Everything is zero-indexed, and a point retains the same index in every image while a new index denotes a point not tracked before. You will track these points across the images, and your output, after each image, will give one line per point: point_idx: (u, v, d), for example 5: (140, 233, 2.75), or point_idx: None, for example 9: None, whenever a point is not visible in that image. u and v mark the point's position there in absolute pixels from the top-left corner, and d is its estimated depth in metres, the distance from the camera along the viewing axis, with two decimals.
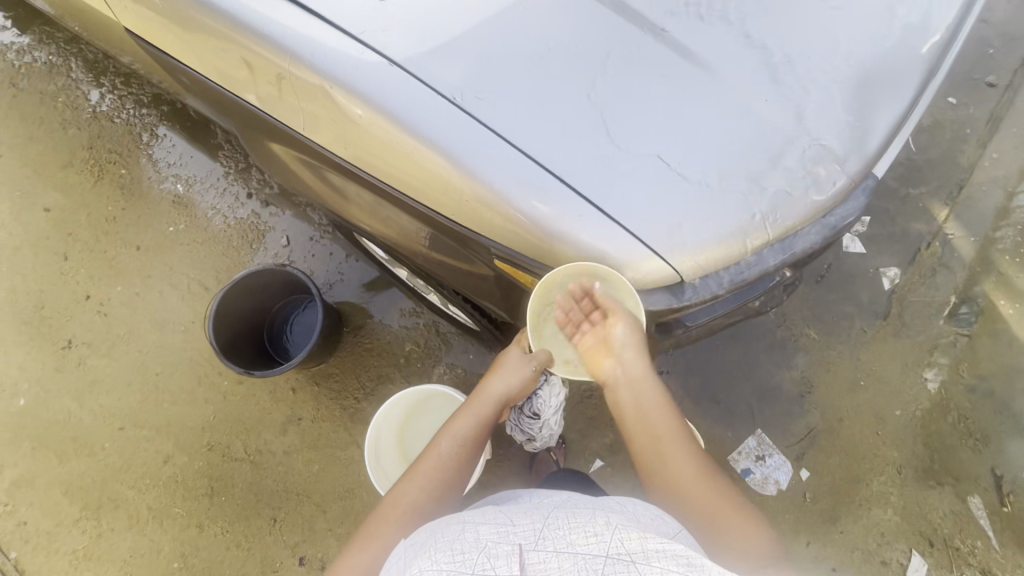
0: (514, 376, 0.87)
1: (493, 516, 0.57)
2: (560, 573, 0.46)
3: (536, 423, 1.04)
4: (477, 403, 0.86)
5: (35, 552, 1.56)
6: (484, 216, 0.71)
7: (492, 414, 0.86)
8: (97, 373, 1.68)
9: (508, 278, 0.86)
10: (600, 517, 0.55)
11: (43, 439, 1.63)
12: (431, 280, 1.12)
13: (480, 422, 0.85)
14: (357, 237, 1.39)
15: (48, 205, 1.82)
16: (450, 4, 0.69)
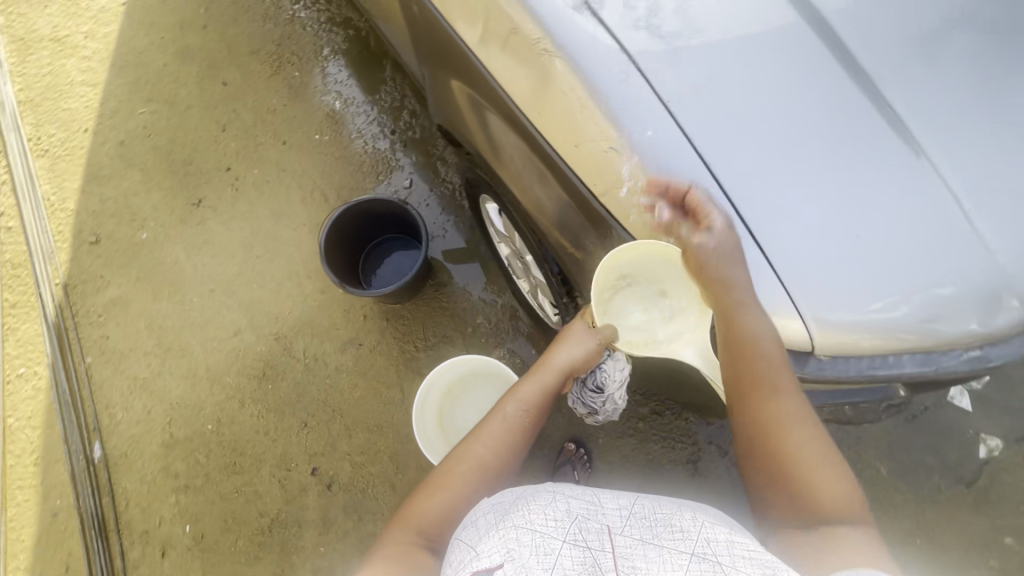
0: (576, 348, 0.89)
1: (582, 489, 0.65)
2: (644, 563, 0.54)
3: (598, 396, 0.99)
4: (541, 372, 0.89)
5: (103, 365, 1.72)
6: None
7: (556, 382, 0.89)
8: (211, 236, 1.83)
9: None
10: (685, 511, 0.62)
11: (147, 273, 1.80)
12: (543, 263, 1.15)
13: (542, 388, 0.87)
14: (481, 201, 1.45)
15: (227, 80, 2.02)
16: (694, 14, 0.71)
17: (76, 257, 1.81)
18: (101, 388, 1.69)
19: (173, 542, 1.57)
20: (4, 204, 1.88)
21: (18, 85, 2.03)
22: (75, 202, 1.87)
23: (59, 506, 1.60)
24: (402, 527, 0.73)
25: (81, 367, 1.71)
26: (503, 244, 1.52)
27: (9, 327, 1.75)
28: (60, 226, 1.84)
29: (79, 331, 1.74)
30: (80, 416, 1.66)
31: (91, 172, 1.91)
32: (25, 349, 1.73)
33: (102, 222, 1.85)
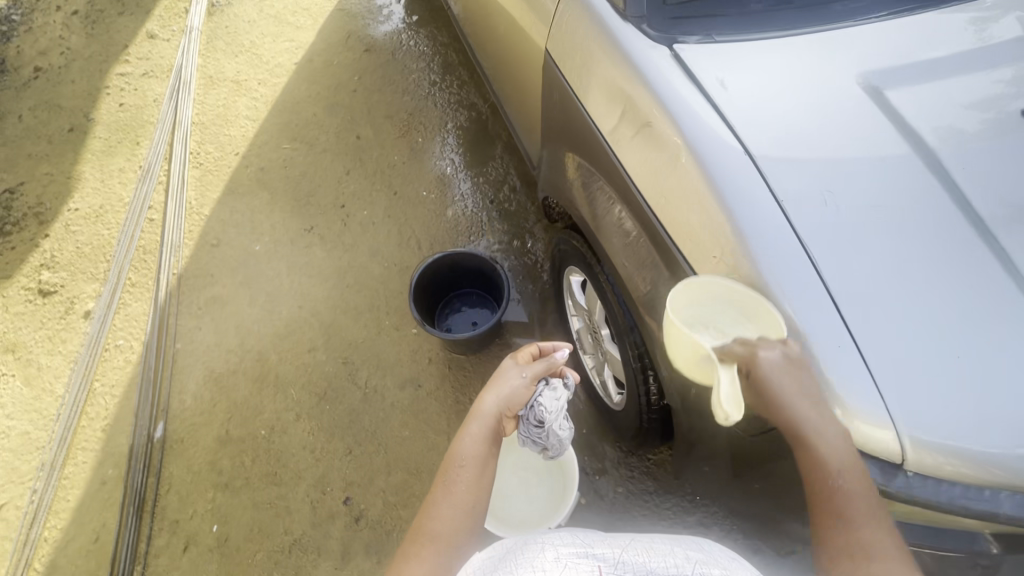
0: (503, 392, 0.97)
1: (569, 538, 0.64)
2: None
3: (539, 429, 1.08)
4: (473, 424, 0.92)
5: (189, 354, 1.85)
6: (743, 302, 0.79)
7: (490, 428, 0.92)
8: (312, 259, 2.02)
9: None
10: (679, 550, 0.62)
11: (250, 280, 1.99)
12: (621, 337, 1.19)
13: (481, 435, 0.90)
14: (566, 272, 1.54)
15: (361, 134, 2.33)
16: (814, 133, 0.80)
17: (196, 254, 2.04)
18: (181, 373, 1.82)
19: (197, 538, 1.57)
20: (154, 199, 2.18)
21: (196, 110, 2.44)
22: (210, 209, 2.15)
23: (108, 476, 1.66)
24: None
25: (170, 351, 1.85)
26: (578, 317, 1.58)
27: (123, 302, 1.96)
28: (192, 226, 2.11)
29: (179, 318, 1.92)
30: (155, 394, 1.78)
31: (231, 187, 2.20)
32: (130, 324, 1.91)
33: (227, 230, 2.10)
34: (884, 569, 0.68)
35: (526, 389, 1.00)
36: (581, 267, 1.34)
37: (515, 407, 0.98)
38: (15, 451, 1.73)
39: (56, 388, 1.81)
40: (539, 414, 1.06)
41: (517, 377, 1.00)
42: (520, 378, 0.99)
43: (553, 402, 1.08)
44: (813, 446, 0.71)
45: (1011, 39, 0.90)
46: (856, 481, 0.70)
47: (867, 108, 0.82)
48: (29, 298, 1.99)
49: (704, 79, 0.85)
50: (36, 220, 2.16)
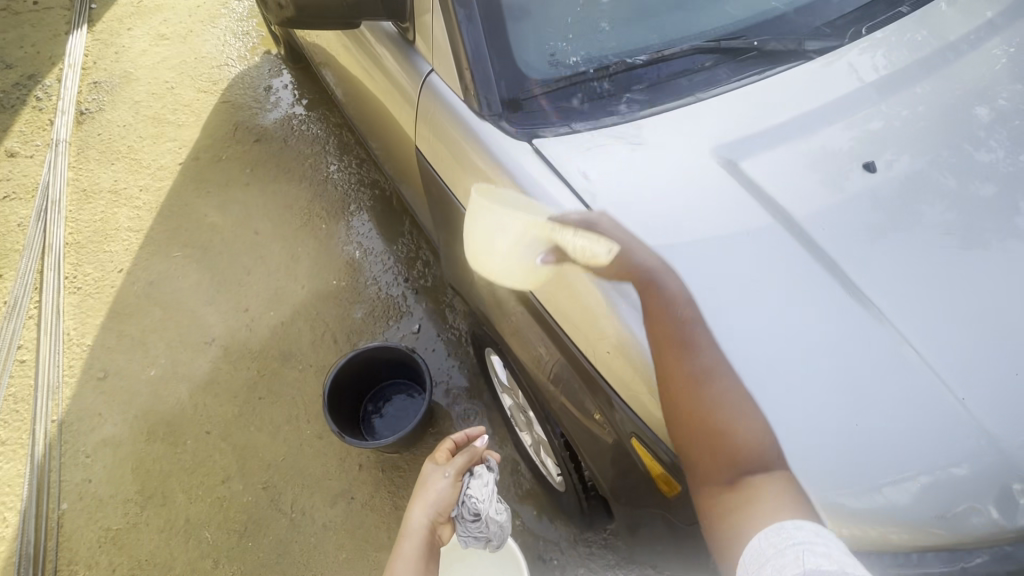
0: (431, 501, 0.91)
1: None
2: None
3: (478, 524, 0.99)
4: (404, 545, 0.86)
5: (79, 513, 1.61)
6: (644, 395, 0.76)
7: (424, 545, 0.87)
8: (217, 375, 1.85)
9: (634, 458, 0.85)
10: None
11: (146, 411, 1.78)
12: (546, 424, 1.13)
13: (413, 559, 0.84)
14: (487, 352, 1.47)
15: (259, 229, 2.21)
16: (678, 215, 0.80)
17: (79, 393, 1.81)
18: (69, 538, 1.57)
19: None
20: (25, 337, 1.94)
21: (69, 229, 2.23)
22: (93, 337, 1.93)
23: None
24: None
25: (54, 514, 1.60)
26: (507, 395, 1.51)
27: None
28: (72, 360, 1.88)
29: (62, 472, 1.67)
30: (37, 572, 1.51)
31: (117, 309, 2.00)
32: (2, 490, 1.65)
33: (114, 358, 1.88)
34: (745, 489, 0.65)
35: (455, 489, 0.94)
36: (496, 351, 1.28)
37: (445, 510, 0.92)
38: None
39: None
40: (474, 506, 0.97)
41: (442, 479, 0.93)
42: (444, 477, 0.93)
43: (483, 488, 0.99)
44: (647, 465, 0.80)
45: (847, 91, 0.95)
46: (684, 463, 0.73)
47: (725, 182, 0.83)
48: None
49: (567, 173, 0.84)
50: None
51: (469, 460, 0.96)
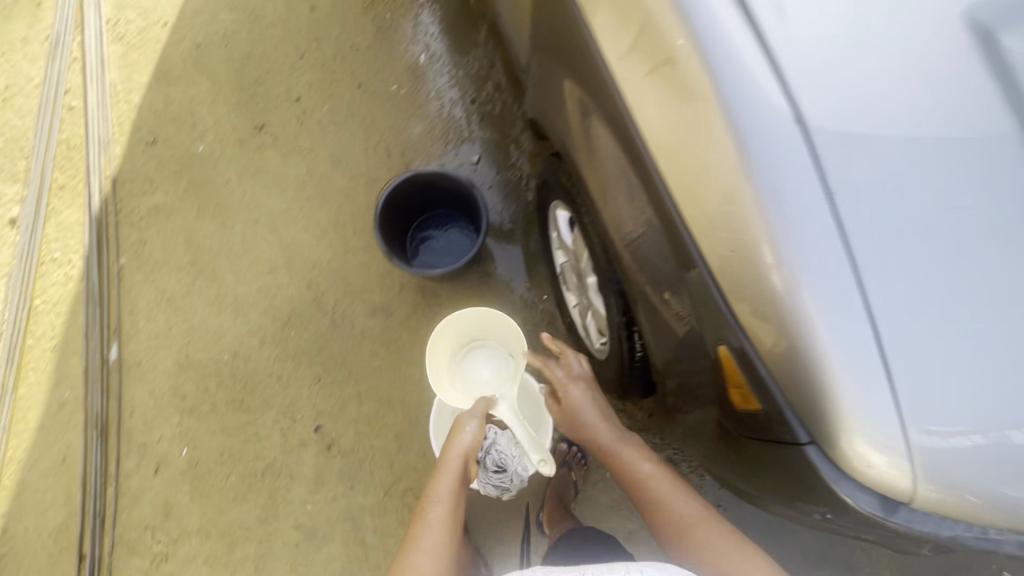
0: (464, 441, 1.05)
1: None
2: None
3: (501, 472, 1.31)
4: (443, 470, 1.03)
5: (136, 270, 1.69)
6: (760, 307, 0.64)
7: (460, 472, 1.03)
8: (266, 165, 1.77)
9: (715, 363, 0.77)
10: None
11: (196, 187, 1.75)
12: (607, 294, 1.05)
13: (451, 484, 1.01)
14: (552, 204, 1.34)
15: (315, 4, 1.91)
16: (883, 95, 0.61)
17: (130, 155, 1.77)
18: (129, 292, 1.67)
19: (167, 462, 1.55)
20: (70, 82, 1.83)
21: None
22: (140, 97, 1.82)
23: (66, 398, 1.60)
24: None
25: (114, 266, 1.69)
26: (561, 252, 1.43)
27: (53, 208, 1.73)
28: (120, 118, 1.80)
29: (119, 231, 1.71)
30: (104, 316, 1.65)
31: (162, 70, 1.85)
32: (65, 235, 1.71)
33: (162, 125, 1.80)
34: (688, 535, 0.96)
35: (481, 434, 1.07)
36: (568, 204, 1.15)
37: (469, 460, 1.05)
38: None
39: None
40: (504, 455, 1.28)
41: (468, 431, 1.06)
42: (472, 425, 1.06)
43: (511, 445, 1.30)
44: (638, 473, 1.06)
45: None
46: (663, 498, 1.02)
47: (966, 57, 0.61)
48: None
49: (757, 6, 0.63)
50: None
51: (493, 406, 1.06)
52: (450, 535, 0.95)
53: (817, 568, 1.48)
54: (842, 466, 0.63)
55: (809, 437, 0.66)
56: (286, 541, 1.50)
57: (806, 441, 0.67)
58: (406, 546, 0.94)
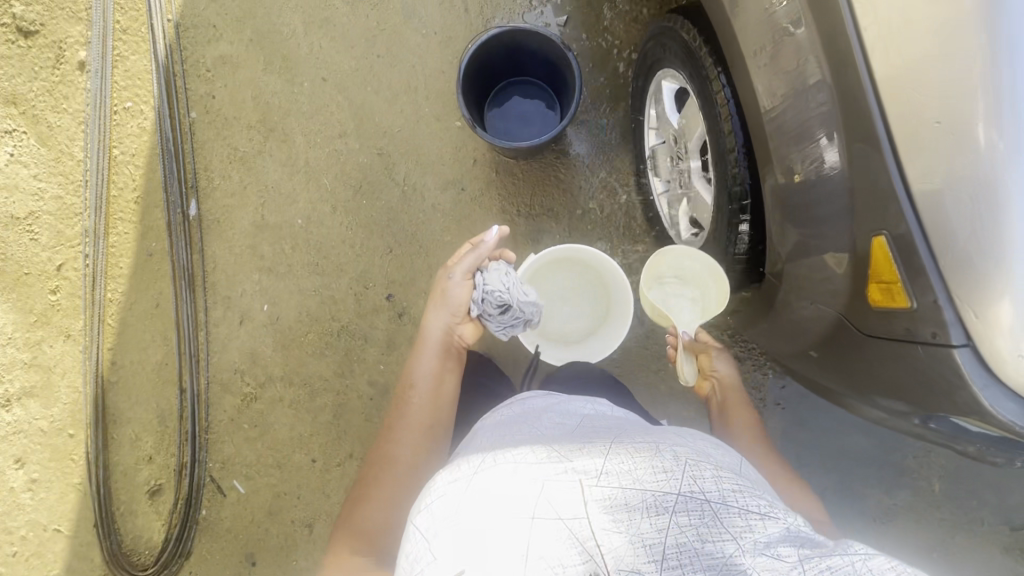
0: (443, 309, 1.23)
1: (558, 456, 0.69)
2: (611, 506, 0.60)
3: (508, 311, 1.26)
4: (425, 340, 1.22)
5: (208, 127, 1.65)
6: (949, 205, 0.66)
7: (438, 338, 1.22)
8: (333, 16, 1.63)
9: (868, 263, 0.76)
10: (679, 453, 0.69)
11: (261, 38, 1.64)
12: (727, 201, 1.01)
13: (431, 355, 1.20)
14: (655, 78, 1.26)
15: None
16: None
17: None
18: (202, 148, 1.65)
19: (250, 315, 1.64)
20: None
21: None
22: None
23: (154, 249, 1.66)
24: (388, 471, 1.06)
25: (185, 120, 1.65)
26: (656, 134, 1.35)
27: (118, 53, 1.66)
28: None
29: (187, 82, 1.65)
30: (180, 170, 1.65)
31: None
32: (134, 83, 1.66)
33: None
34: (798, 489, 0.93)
35: (469, 292, 1.25)
36: (689, 74, 1.08)
37: (459, 310, 1.23)
38: (51, 214, 1.68)
39: (75, 152, 1.67)
40: (505, 291, 1.24)
41: (452, 278, 1.24)
42: (454, 283, 1.24)
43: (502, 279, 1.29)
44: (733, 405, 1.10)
45: None
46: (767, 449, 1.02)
47: None
48: (10, 39, 1.68)
49: None
50: None
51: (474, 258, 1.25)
52: (437, 381, 1.17)
53: (861, 469, 1.52)
54: (991, 364, 0.67)
55: (967, 339, 0.68)
56: (360, 395, 1.61)
57: (961, 342, 0.68)
58: (404, 393, 1.16)
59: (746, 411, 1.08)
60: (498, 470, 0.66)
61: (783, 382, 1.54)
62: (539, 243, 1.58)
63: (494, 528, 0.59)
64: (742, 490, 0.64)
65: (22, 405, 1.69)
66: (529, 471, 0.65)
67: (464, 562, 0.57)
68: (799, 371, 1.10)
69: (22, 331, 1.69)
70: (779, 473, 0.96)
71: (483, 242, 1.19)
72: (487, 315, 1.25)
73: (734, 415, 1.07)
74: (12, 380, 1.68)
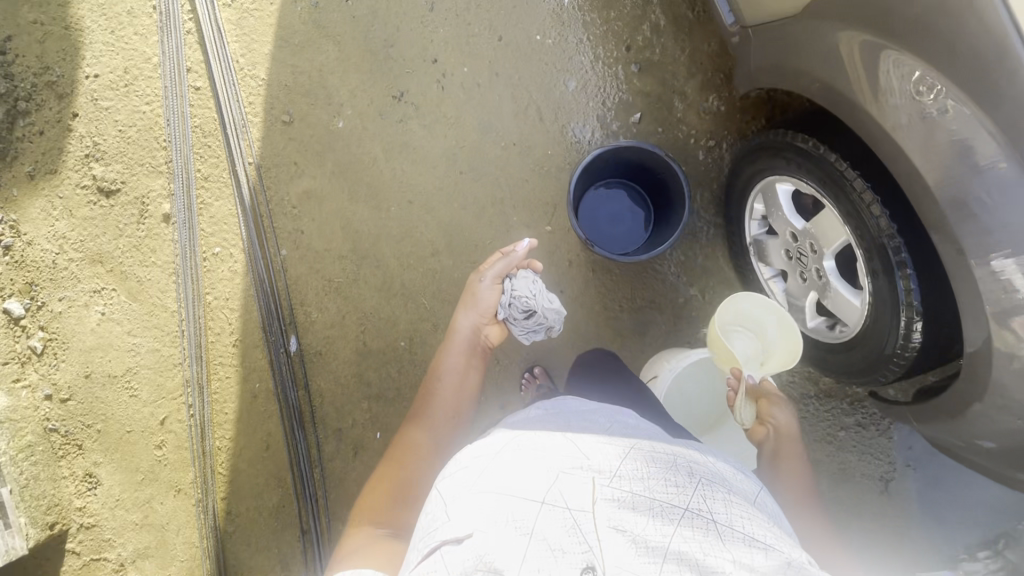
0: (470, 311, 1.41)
1: (566, 457, 0.78)
2: (622, 511, 0.70)
3: (532, 317, 1.41)
4: (452, 338, 1.41)
5: (299, 262, 1.66)
6: None
7: (465, 338, 1.41)
8: (412, 139, 1.66)
9: None
10: (681, 467, 0.78)
11: (343, 169, 1.67)
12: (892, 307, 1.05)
13: (459, 352, 1.40)
14: (761, 179, 1.31)
15: None
16: None
17: (269, 135, 1.67)
18: (296, 282, 1.66)
19: (364, 444, 1.62)
20: (190, 58, 1.69)
21: None
22: (266, 72, 1.68)
23: (258, 390, 1.65)
24: (413, 451, 1.27)
25: (276, 258, 1.66)
26: (759, 226, 1.40)
27: (202, 201, 1.67)
28: (250, 95, 1.68)
29: (274, 220, 1.67)
30: (277, 308, 1.65)
31: (282, 36, 1.68)
32: (220, 227, 1.67)
33: (296, 99, 1.68)
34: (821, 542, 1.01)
35: (496, 294, 1.41)
36: (820, 185, 1.14)
37: (485, 311, 1.40)
38: (149, 368, 1.66)
39: (168, 303, 1.67)
40: (531, 298, 1.39)
41: (483, 282, 1.40)
42: (482, 287, 1.41)
43: (528, 286, 1.44)
44: (786, 449, 1.13)
45: None
46: (805, 492, 1.08)
47: None
48: (92, 200, 1.69)
49: None
50: (51, 93, 1.70)
51: (505, 266, 1.40)
52: (461, 376, 1.37)
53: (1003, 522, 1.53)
54: None
55: None
56: None
57: None
58: (431, 386, 1.38)
59: (798, 456, 1.12)
60: (518, 455, 0.79)
61: (909, 442, 1.56)
62: (646, 336, 1.60)
63: (512, 516, 0.70)
64: (755, 524, 0.71)
65: (137, 567, 1.64)
66: (543, 471, 0.75)
67: (474, 526, 0.70)
68: (967, 460, 1.15)
69: (130, 491, 1.65)
70: (810, 519, 1.04)
71: (516, 251, 1.34)
72: (512, 318, 1.41)
73: (779, 453, 1.12)
74: (124, 543, 1.64)
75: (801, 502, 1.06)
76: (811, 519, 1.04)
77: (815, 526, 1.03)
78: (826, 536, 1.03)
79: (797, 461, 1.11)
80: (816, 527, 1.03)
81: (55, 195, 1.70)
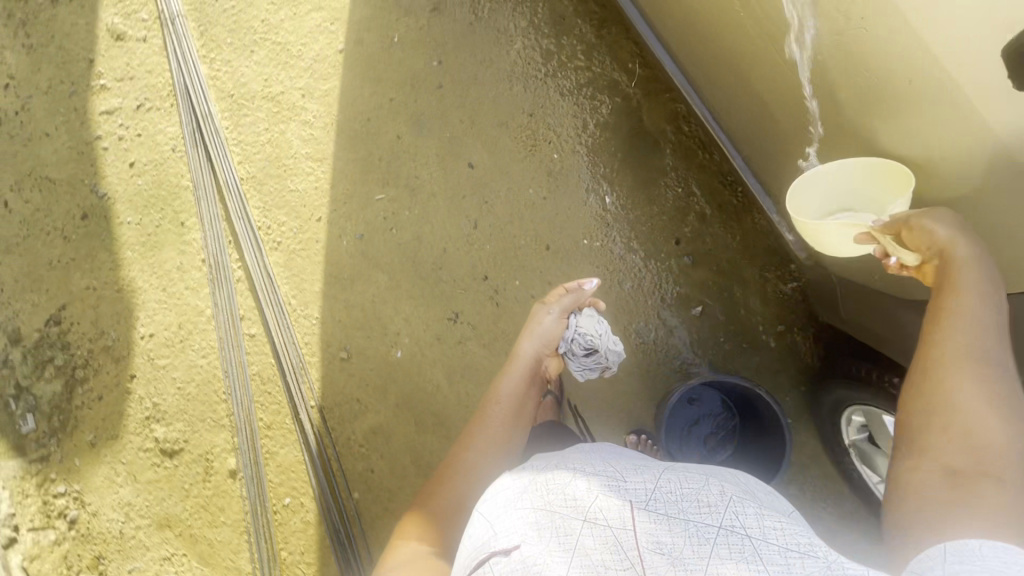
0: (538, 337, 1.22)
1: (603, 476, 0.75)
2: (665, 534, 0.66)
3: (593, 355, 1.28)
4: (513, 360, 1.21)
5: (373, 503, 1.60)
6: None
7: (523, 365, 1.20)
8: (472, 359, 1.63)
9: None
10: (715, 485, 0.73)
11: (407, 399, 1.63)
12: None
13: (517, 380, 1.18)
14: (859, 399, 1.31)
15: (473, 160, 1.73)
16: None
17: (328, 374, 1.65)
18: (372, 527, 1.59)
19: None
20: (243, 306, 1.69)
21: (239, 159, 1.78)
22: (318, 310, 1.68)
23: None
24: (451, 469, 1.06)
25: (350, 503, 1.60)
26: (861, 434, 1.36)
27: (268, 451, 1.63)
28: (305, 335, 1.67)
29: (342, 462, 1.62)
30: (356, 558, 1.57)
31: (332, 271, 1.70)
32: (288, 477, 1.62)
33: (352, 334, 1.67)
34: (991, 489, 0.69)
35: (560, 325, 1.24)
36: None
37: (550, 343, 1.23)
38: None
39: (242, 564, 1.60)
40: (595, 336, 1.25)
41: (549, 313, 1.24)
42: (550, 315, 1.24)
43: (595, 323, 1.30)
44: (940, 345, 0.81)
45: None
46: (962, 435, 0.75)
47: None
48: (155, 462, 1.66)
49: None
50: (108, 357, 1.69)
51: (574, 301, 1.25)
52: (518, 405, 1.14)
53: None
54: None
55: None
56: None
57: None
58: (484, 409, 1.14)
59: (953, 335, 0.81)
60: (553, 481, 0.74)
61: None
62: None
63: (559, 533, 0.67)
64: (792, 532, 0.66)
65: None
66: (576, 491, 0.72)
67: (521, 539, 0.67)
68: None
69: None
70: (968, 470, 0.72)
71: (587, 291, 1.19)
72: (572, 355, 1.27)
73: (954, 301, 0.82)
74: None
75: (937, 438, 0.76)
76: (968, 467, 0.72)
77: (982, 473, 0.71)
78: (998, 490, 0.70)
79: (959, 341, 0.80)
80: (986, 474, 0.71)
81: (117, 461, 1.66)
